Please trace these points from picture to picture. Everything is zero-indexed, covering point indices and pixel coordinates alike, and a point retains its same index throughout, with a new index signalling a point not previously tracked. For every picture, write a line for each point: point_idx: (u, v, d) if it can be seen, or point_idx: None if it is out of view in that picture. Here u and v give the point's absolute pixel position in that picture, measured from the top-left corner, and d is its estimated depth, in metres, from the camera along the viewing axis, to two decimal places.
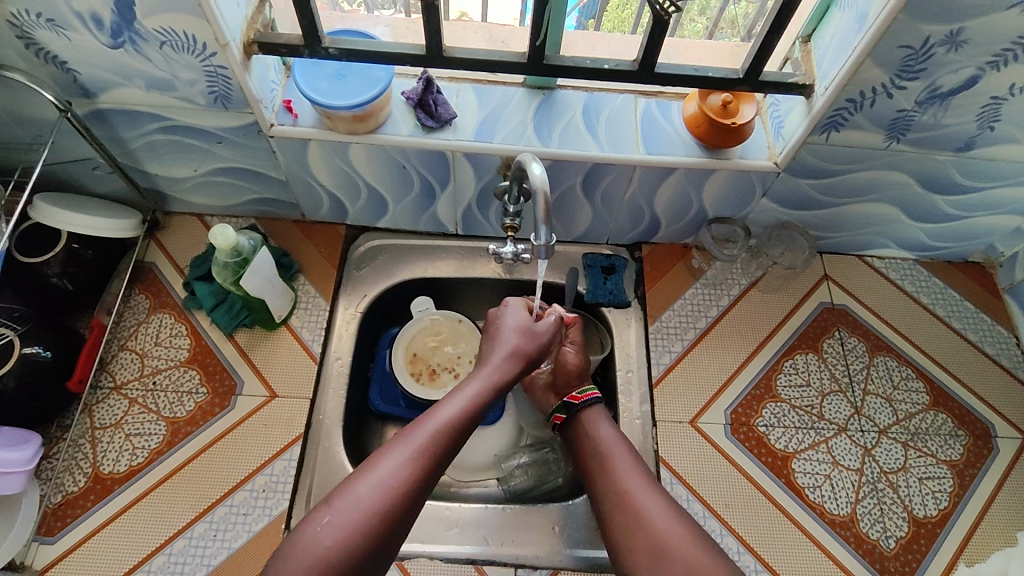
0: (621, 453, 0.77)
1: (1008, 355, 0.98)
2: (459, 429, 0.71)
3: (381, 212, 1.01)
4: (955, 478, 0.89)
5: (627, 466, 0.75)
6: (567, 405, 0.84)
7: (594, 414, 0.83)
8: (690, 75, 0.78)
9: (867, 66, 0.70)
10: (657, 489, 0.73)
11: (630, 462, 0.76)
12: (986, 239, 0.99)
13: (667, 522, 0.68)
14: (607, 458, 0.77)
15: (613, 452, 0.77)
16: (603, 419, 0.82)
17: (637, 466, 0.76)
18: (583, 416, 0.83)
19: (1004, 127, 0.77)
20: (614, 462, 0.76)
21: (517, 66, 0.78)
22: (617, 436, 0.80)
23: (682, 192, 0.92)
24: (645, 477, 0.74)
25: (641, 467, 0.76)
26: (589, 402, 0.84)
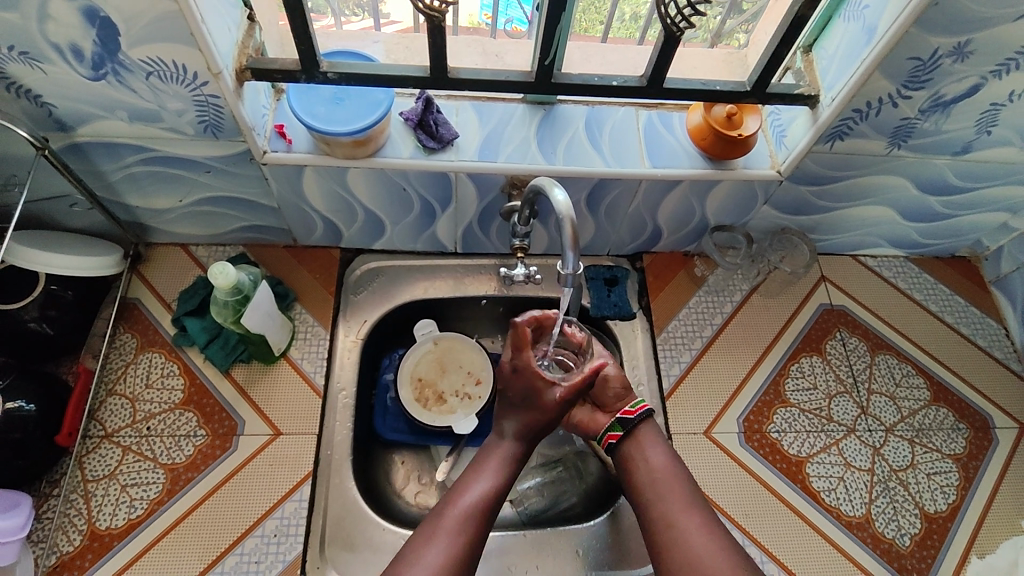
0: (675, 484, 0.74)
1: (1000, 347, 1.01)
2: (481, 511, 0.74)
3: (377, 234, 0.97)
4: (960, 472, 0.91)
5: (680, 500, 0.73)
6: (621, 422, 0.79)
7: (649, 432, 0.78)
8: (698, 90, 0.78)
9: (875, 78, 0.71)
10: (706, 523, 0.71)
11: (682, 492, 0.73)
12: (973, 235, 1.03)
13: (721, 569, 0.66)
14: (660, 482, 0.74)
15: (667, 482, 0.74)
16: (653, 430, 0.79)
17: (688, 496, 0.73)
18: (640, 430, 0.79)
19: (1000, 131, 0.79)
20: (668, 494, 0.73)
21: (523, 86, 0.76)
22: (667, 458, 0.76)
23: (687, 204, 0.92)
24: (696, 510, 0.72)
25: (690, 497, 0.73)
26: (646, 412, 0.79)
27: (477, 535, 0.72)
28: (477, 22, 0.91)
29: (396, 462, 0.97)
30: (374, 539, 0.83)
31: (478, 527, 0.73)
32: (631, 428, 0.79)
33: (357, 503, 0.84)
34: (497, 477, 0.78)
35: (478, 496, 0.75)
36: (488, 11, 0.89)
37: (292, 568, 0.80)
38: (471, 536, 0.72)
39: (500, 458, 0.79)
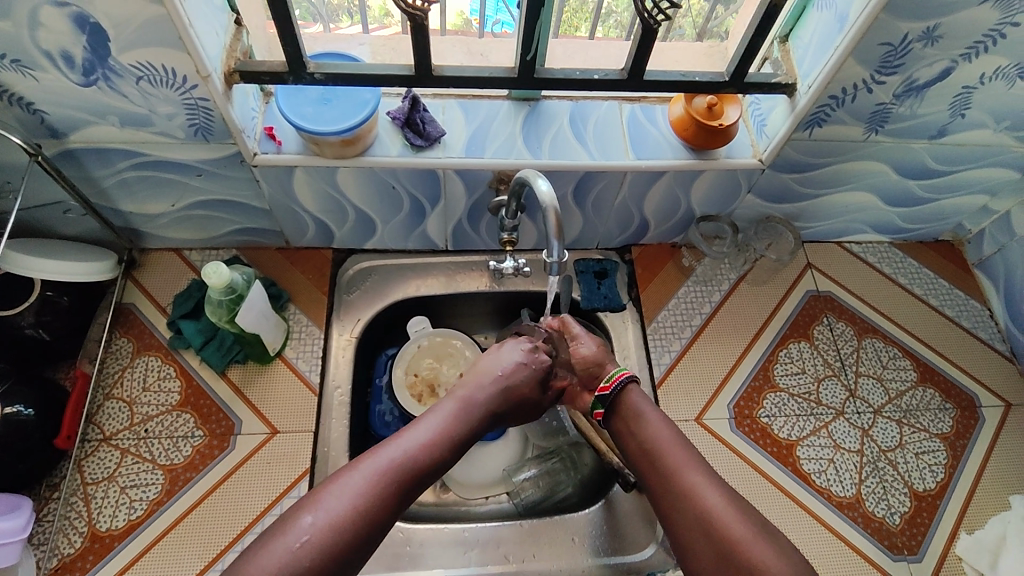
0: (673, 443, 0.70)
1: (984, 328, 1.03)
2: (427, 458, 0.63)
3: (368, 233, 0.98)
4: (948, 450, 0.93)
5: (682, 459, 0.68)
6: (600, 398, 0.77)
7: (633, 402, 0.75)
8: (678, 81, 0.79)
9: (849, 64, 0.73)
10: (714, 480, 0.66)
11: (682, 451, 0.69)
12: (955, 219, 1.04)
13: (738, 523, 0.61)
14: (659, 448, 0.70)
15: (663, 442, 0.70)
16: (641, 401, 0.75)
17: (691, 456, 0.68)
18: (620, 400, 0.76)
19: (974, 114, 0.81)
20: (667, 452, 0.69)
21: (507, 81, 0.78)
22: (662, 422, 0.72)
23: (671, 195, 0.94)
24: (701, 468, 0.67)
25: (694, 457, 0.68)
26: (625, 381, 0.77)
27: (414, 477, 0.62)
28: (464, 22, 0.93)
29: None
30: None
31: (410, 475, 0.62)
32: (610, 404, 0.77)
33: None
34: (447, 428, 0.67)
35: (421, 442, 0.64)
36: (476, 15, 0.92)
37: None
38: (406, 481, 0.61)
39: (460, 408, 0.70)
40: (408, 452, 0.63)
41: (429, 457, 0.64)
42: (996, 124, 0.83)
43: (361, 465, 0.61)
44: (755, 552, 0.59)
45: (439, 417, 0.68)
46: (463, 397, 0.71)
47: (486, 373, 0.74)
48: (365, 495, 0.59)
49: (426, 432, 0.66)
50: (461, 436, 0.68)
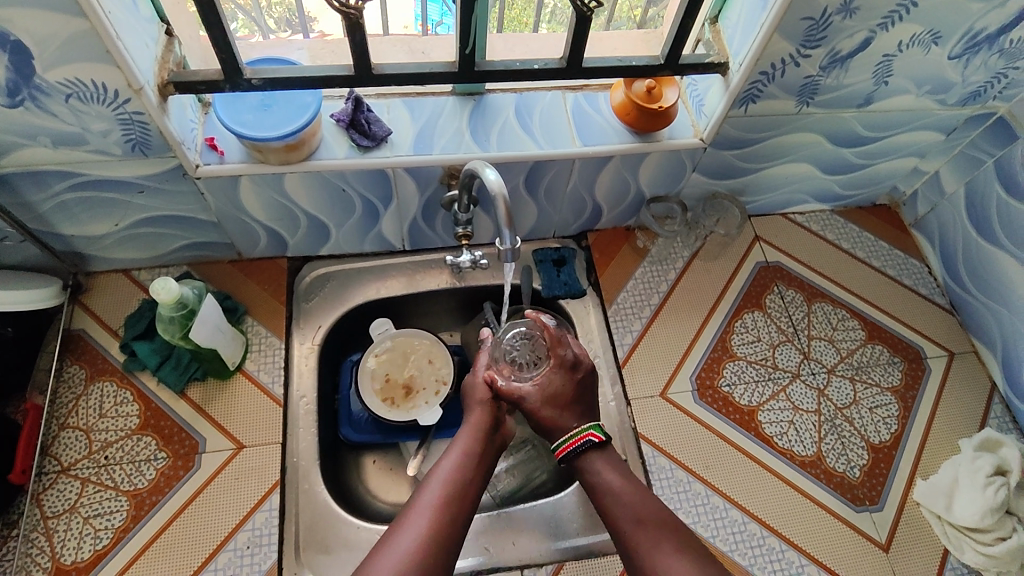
0: (627, 506, 0.71)
1: (924, 284, 1.08)
2: (466, 478, 0.71)
3: (323, 239, 0.98)
4: (899, 402, 0.98)
5: (648, 537, 0.68)
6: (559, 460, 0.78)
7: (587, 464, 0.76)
8: (615, 67, 0.81)
9: (775, 41, 0.75)
10: (683, 559, 0.66)
11: (651, 530, 0.69)
12: (890, 182, 1.09)
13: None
14: (619, 519, 0.71)
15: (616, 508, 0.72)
16: (601, 467, 0.75)
17: (660, 533, 0.69)
18: (578, 466, 0.76)
19: (897, 80, 0.85)
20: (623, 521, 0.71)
21: (448, 76, 0.78)
22: (626, 488, 0.73)
23: (620, 178, 0.96)
24: (670, 546, 0.67)
25: (663, 536, 0.68)
26: (582, 444, 0.76)
27: (460, 504, 0.69)
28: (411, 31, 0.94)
29: (365, 463, 0.98)
30: (349, 537, 0.84)
31: (452, 518, 0.68)
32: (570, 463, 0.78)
33: (328, 504, 0.85)
34: (467, 457, 0.74)
35: (454, 471, 0.72)
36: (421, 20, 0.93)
37: None
38: (455, 509, 0.68)
39: (471, 435, 0.76)
40: (444, 489, 0.69)
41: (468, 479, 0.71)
42: (918, 89, 0.87)
43: (406, 525, 0.65)
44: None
45: (461, 446, 0.75)
46: (471, 428, 0.77)
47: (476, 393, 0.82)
48: (420, 554, 0.63)
49: (452, 459, 0.73)
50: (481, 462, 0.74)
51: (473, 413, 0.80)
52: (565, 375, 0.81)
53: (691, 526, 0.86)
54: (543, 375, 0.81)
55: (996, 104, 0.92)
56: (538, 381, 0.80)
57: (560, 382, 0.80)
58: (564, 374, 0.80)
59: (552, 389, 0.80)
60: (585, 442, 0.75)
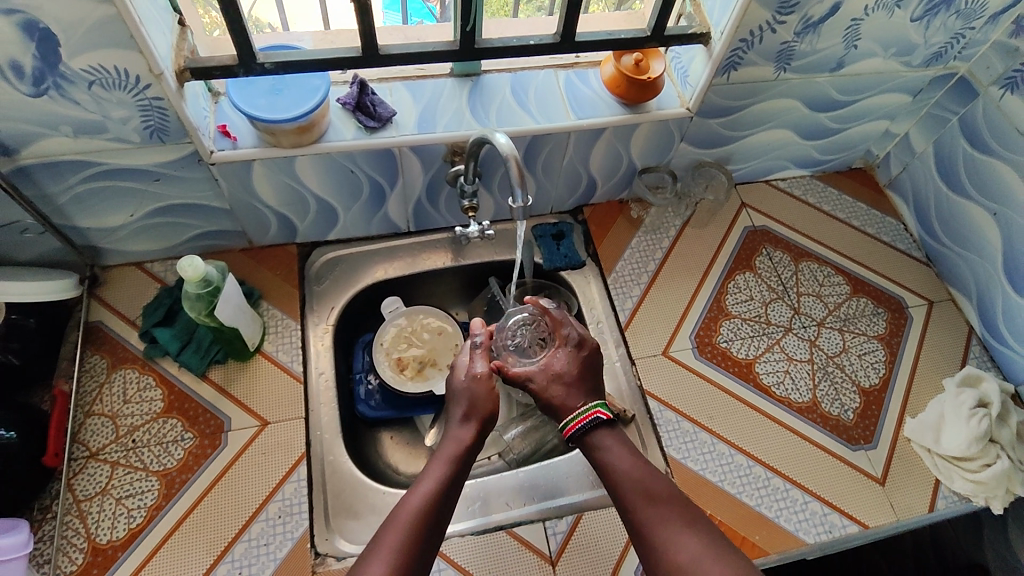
0: (635, 480, 0.71)
1: (901, 240, 1.16)
2: (439, 504, 0.68)
3: (332, 224, 1.02)
4: (885, 348, 1.04)
5: (655, 511, 0.68)
6: (569, 438, 0.78)
7: (597, 440, 0.76)
8: (606, 40, 0.86)
9: (753, 9, 0.81)
10: (692, 534, 0.66)
11: (658, 503, 0.69)
12: (863, 145, 1.17)
13: (714, 571, 0.62)
14: (626, 494, 0.71)
15: (625, 482, 0.72)
16: (612, 445, 0.76)
17: (668, 510, 0.68)
18: (587, 442, 0.77)
19: (865, 44, 0.91)
20: (631, 495, 0.70)
21: (449, 54, 0.82)
22: (634, 467, 0.72)
23: (613, 150, 1.01)
24: (679, 523, 0.67)
25: (671, 510, 0.68)
26: (590, 423, 0.77)
27: (427, 534, 0.66)
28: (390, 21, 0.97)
29: (383, 438, 1.02)
30: (376, 502, 0.87)
31: (419, 549, 0.65)
32: (578, 439, 0.78)
33: (354, 473, 0.89)
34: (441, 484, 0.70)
35: (427, 495, 0.68)
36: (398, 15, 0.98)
37: (302, 542, 0.83)
38: (424, 540, 0.65)
39: (445, 460, 0.73)
40: (414, 516, 0.66)
41: (433, 519, 0.67)
42: (885, 51, 0.93)
43: (373, 557, 0.62)
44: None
45: (434, 473, 0.71)
46: (444, 453, 0.74)
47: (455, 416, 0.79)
48: None
49: (426, 485, 0.70)
50: (454, 489, 0.71)
51: (449, 438, 0.76)
52: (571, 354, 0.85)
53: (700, 472, 0.91)
54: (549, 355, 0.86)
55: (956, 64, 1.00)
56: (547, 362, 0.84)
57: (568, 360, 0.84)
58: (572, 353, 0.85)
59: (558, 367, 0.83)
60: (593, 420, 0.77)
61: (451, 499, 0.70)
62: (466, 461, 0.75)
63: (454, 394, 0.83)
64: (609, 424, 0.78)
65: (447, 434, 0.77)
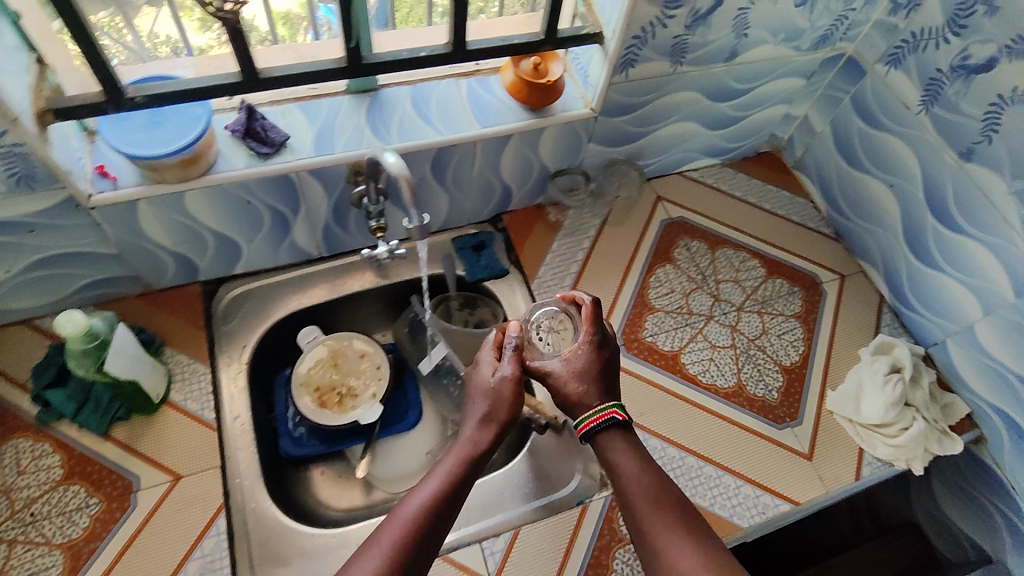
0: (643, 490, 0.69)
1: (811, 219, 1.19)
2: (445, 502, 0.66)
3: (235, 257, 0.96)
4: (803, 326, 1.07)
5: (662, 523, 0.67)
6: (583, 437, 0.74)
7: (609, 441, 0.73)
8: (500, 47, 0.85)
9: (640, 6, 0.81)
10: (694, 549, 0.64)
11: (664, 515, 0.67)
12: (767, 130, 1.19)
13: None
14: (636, 503, 0.69)
15: (634, 490, 0.69)
16: (624, 451, 0.73)
17: (674, 522, 0.67)
18: (599, 443, 0.73)
19: (754, 32, 0.92)
20: (641, 507, 0.68)
21: (337, 73, 0.79)
22: (644, 475, 0.70)
23: (522, 155, 1.00)
24: (682, 537, 0.65)
25: (676, 523, 0.67)
26: (606, 424, 0.73)
27: (428, 533, 0.64)
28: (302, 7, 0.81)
29: (312, 475, 0.97)
30: (305, 547, 0.83)
31: (418, 548, 0.63)
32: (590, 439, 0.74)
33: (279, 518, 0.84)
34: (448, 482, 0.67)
35: (432, 494, 0.66)
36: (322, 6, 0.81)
37: None
38: (423, 538, 0.63)
39: (456, 453, 0.70)
40: (414, 515, 0.64)
41: (435, 519, 0.65)
42: (774, 38, 0.95)
43: (367, 554, 0.61)
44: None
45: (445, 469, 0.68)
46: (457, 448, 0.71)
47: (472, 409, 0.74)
48: None
49: (432, 483, 0.67)
50: (463, 489, 0.68)
51: (464, 431, 0.72)
52: (592, 351, 0.77)
53: None
54: (570, 350, 0.78)
55: (843, 45, 1.03)
56: (568, 358, 0.77)
57: (590, 357, 0.77)
58: (594, 351, 0.77)
59: (579, 365, 0.76)
60: (609, 420, 0.73)
61: (458, 498, 0.68)
62: (481, 456, 0.71)
63: (472, 396, 0.76)
64: (626, 426, 0.74)
65: (461, 429, 0.73)
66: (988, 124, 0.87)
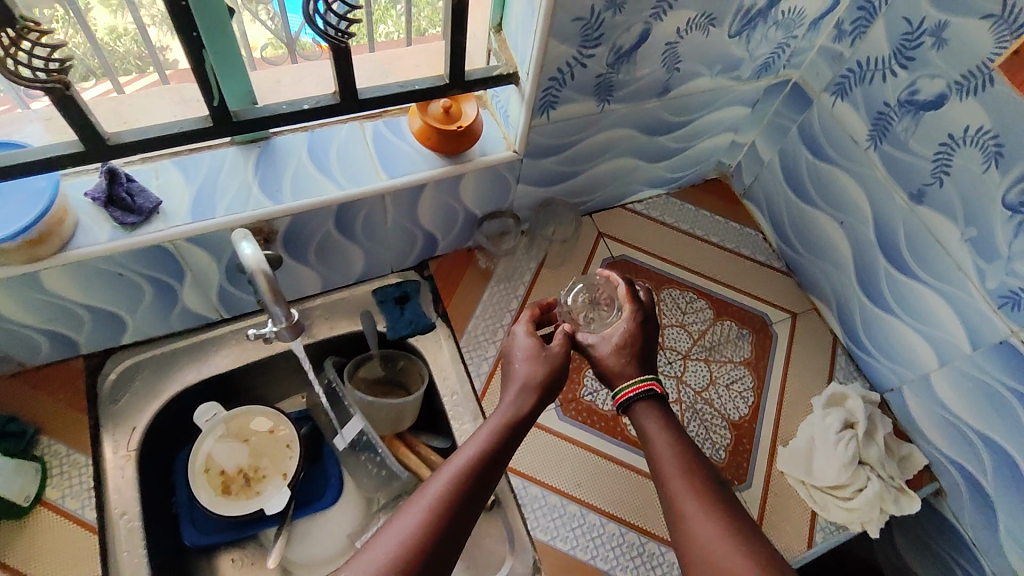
0: (670, 461, 0.67)
1: (761, 252, 1.12)
2: (480, 470, 0.63)
3: (120, 328, 0.86)
4: (753, 373, 1.00)
5: (689, 493, 0.65)
6: (621, 406, 0.73)
7: (643, 412, 0.72)
8: (399, 93, 0.74)
9: (552, 46, 0.72)
10: (723, 524, 0.62)
11: (691, 486, 0.65)
12: (713, 158, 1.12)
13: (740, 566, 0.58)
14: (663, 471, 0.67)
15: (662, 460, 0.68)
16: (657, 423, 0.71)
17: (703, 494, 0.64)
18: (633, 413, 0.72)
19: (687, 65, 0.84)
20: (668, 477, 0.66)
21: (203, 133, 0.68)
22: (674, 446, 0.68)
23: (442, 202, 0.90)
24: (711, 511, 0.63)
25: (705, 495, 0.64)
26: (644, 394, 0.72)
27: (462, 503, 0.60)
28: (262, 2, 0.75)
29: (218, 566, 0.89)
30: None
31: (454, 516, 0.60)
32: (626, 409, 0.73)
33: None
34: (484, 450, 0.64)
35: (468, 461, 0.63)
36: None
37: None
38: (458, 507, 0.60)
39: (496, 421, 0.68)
40: (449, 482, 0.61)
41: (471, 488, 0.61)
42: (710, 70, 0.87)
43: (399, 521, 0.59)
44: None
45: (480, 438, 0.66)
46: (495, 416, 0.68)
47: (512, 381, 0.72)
48: (405, 556, 0.56)
49: (468, 452, 0.64)
50: (500, 458, 0.65)
51: (505, 400, 0.71)
52: (634, 325, 0.77)
53: (570, 552, 0.83)
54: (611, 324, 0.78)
55: (788, 72, 0.95)
56: (609, 331, 0.77)
57: (631, 329, 0.77)
58: (636, 326, 0.77)
59: (620, 337, 0.76)
60: (645, 392, 0.72)
61: (494, 468, 0.64)
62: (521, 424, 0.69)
63: (507, 369, 0.75)
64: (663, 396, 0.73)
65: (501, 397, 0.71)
66: (939, 165, 0.80)
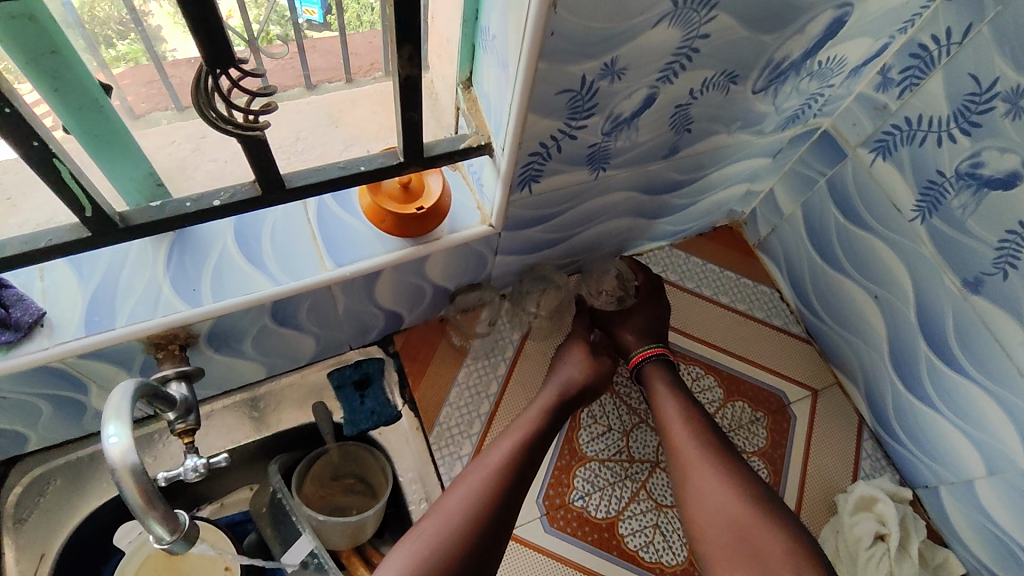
0: (681, 419, 0.77)
1: (777, 315, 0.98)
2: (524, 452, 0.71)
3: (21, 441, 0.72)
4: (767, 466, 0.88)
5: (696, 442, 0.75)
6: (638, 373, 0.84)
7: (656, 379, 0.82)
8: (339, 176, 0.59)
9: (532, 121, 0.56)
10: (727, 472, 0.71)
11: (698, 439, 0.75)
12: (724, 207, 0.97)
13: (739, 506, 0.68)
14: (672, 424, 0.77)
15: (673, 418, 0.78)
16: (666, 386, 0.81)
17: (709, 448, 0.74)
18: (649, 375, 0.83)
19: (699, 125, 0.69)
20: (676, 432, 0.76)
21: (82, 245, 0.53)
22: (682, 408, 0.78)
23: (405, 283, 0.75)
24: (717, 461, 0.73)
25: (710, 448, 0.74)
26: (656, 360, 0.83)
27: (510, 477, 0.69)
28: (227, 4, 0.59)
29: None
30: None
31: (505, 492, 0.68)
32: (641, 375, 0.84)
33: None
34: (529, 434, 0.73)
35: (513, 444, 0.72)
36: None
37: None
38: (507, 481, 0.68)
39: (541, 406, 0.76)
40: (498, 459, 0.70)
41: (518, 469, 0.70)
42: (728, 127, 0.72)
43: (455, 490, 0.68)
44: (768, 547, 0.65)
45: (524, 425, 0.74)
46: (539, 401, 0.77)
47: (560, 373, 0.80)
48: (466, 518, 0.65)
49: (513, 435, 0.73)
50: (541, 443, 0.73)
51: (547, 385, 0.79)
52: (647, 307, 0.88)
53: None
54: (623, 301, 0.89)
55: (818, 120, 0.80)
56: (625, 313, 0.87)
57: (645, 313, 0.87)
58: (649, 306, 0.88)
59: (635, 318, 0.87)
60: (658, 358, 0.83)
61: (536, 451, 0.72)
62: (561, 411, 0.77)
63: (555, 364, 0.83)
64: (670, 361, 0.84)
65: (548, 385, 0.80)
66: (1003, 255, 0.66)
